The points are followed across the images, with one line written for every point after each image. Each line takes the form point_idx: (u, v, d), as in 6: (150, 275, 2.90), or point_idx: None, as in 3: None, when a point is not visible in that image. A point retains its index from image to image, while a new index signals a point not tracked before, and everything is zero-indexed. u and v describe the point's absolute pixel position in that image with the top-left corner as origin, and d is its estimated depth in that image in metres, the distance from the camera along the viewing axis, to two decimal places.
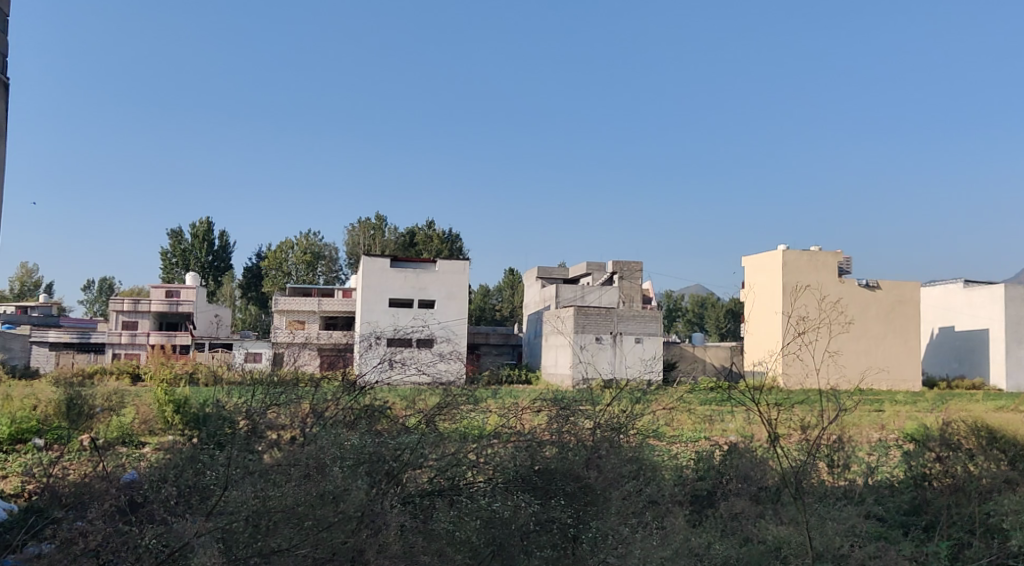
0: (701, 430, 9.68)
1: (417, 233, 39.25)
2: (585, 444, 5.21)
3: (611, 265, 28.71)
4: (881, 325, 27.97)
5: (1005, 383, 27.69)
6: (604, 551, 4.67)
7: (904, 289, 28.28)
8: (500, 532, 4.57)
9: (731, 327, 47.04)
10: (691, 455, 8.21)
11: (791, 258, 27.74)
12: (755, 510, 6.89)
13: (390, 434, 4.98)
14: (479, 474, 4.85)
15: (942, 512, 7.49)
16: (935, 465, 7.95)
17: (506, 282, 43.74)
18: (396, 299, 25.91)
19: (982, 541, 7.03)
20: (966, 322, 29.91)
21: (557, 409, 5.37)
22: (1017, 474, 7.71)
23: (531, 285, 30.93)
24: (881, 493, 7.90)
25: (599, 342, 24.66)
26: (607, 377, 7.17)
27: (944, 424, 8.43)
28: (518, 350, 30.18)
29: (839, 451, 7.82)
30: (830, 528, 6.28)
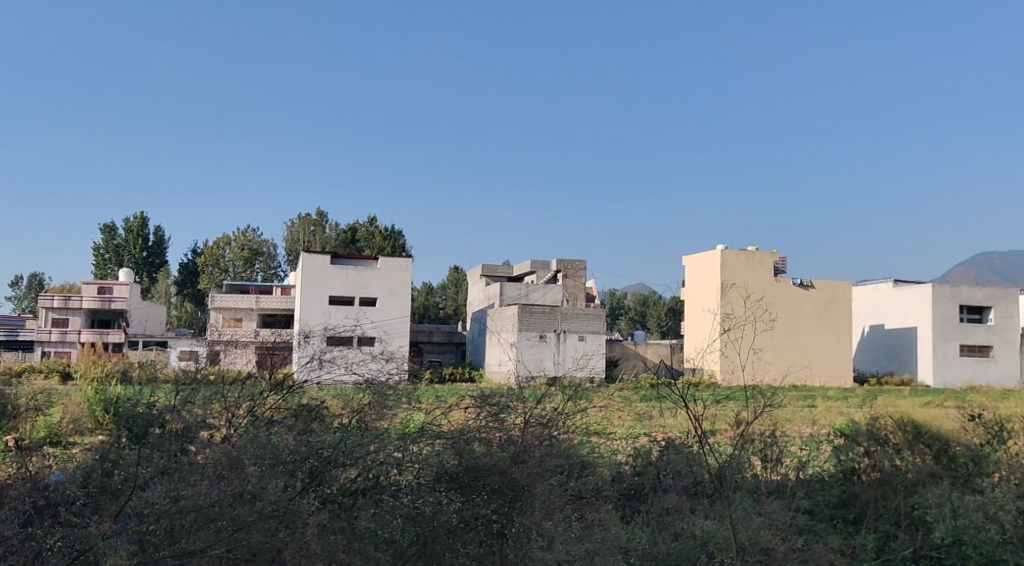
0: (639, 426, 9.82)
1: (358, 230, 38.87)
2: (512, 442, 5.15)
3: (555, 264, 28.80)
4: (814, 323, 28.62)
5: (933, 380, 28.52)
6: (530, 545, 4.67)
7: (837, 288, 28.96)
8: (422, 531, 4.68)
9: (671, 325, 48.45)
10: (630, 452, 8.29)
11: (729, 257, 28.23)
12: (687, 504, 6.94)
13: (315, 434, 4.93)
14: (404, 473, 4.85)
15: (869, 506, 7.73)
16: (863, 460, 8.14)
17: (449, 280, 43.71)
18: (337, 296, 25.61)
19: (907, 533, 7.22)
20: (895, 320, 30.78)
21: (486, 405, 5.30)
22: (942, 468, 7.91)
23: (474, 283, 30.90)
24: (811, 487, 8.02)
25: (542, 339, 24.75)
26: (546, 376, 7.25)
27: (873, 420, 8.58)
28: (460, 349, 30.14)
29: (772, 446, 7.98)
30: (754, 521, 6.34)
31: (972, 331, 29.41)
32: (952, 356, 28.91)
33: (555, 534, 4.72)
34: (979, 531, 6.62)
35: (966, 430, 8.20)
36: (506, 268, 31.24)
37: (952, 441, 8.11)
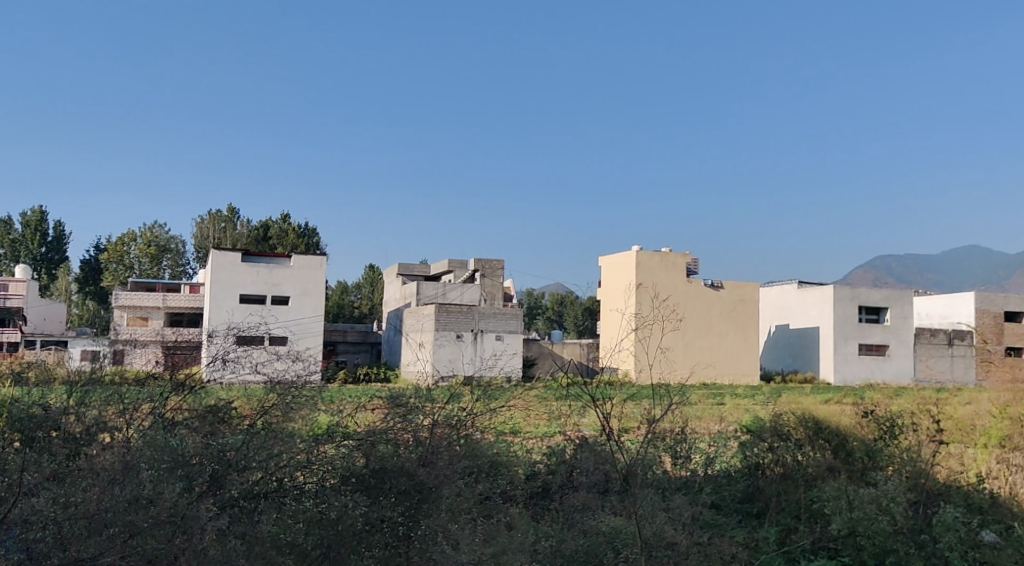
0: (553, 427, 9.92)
1: (271, 227, 38.10)
2: (420, 443, 5.13)
3: (472, 263, 28.77)
4: (724, 322, 29.35)
5: (834, 377, 29.61)
6: (434, 549, 4.71)
7: (745, 289, 29.76)
8: (326, 533, 4.62)
9: (588, 324, 49.12)
10: (544, 452, 8.39)
11: (643, 258, 28.68)
12: (596, 502, 6.99)
13: (219, 436, 4.85)
14: (308, 475, 4.83)
15: (772, 500, 7.98)
16: (767, 455, 8.40)
17: (365, 279, 43.32)
18: (248, 295, 25.08)
19: (806, 525, 7.49)
20: (799, 319, 31.83)
21: (394, 407, 5.27)
22: (842, 463, 8.19)
23: (390, 282, 30.65)
24: (718, 482, 8.23)
25: (459, 339, 24.71)
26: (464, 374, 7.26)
27: (777, 417, 8.87)
28: (376, 348, 29.84)
29: (681, 443, 8.15)
30: (659, 517, 6.45)
31: (870, 330, 30.64)
32: (852, 354, 30.09)
33: (460, 534, 4.74)
34: (872, 522, 6.89)
35: (862, 426, 8.51)
36: (423, 267, 31.09)
37: (850, 436, 8.39)
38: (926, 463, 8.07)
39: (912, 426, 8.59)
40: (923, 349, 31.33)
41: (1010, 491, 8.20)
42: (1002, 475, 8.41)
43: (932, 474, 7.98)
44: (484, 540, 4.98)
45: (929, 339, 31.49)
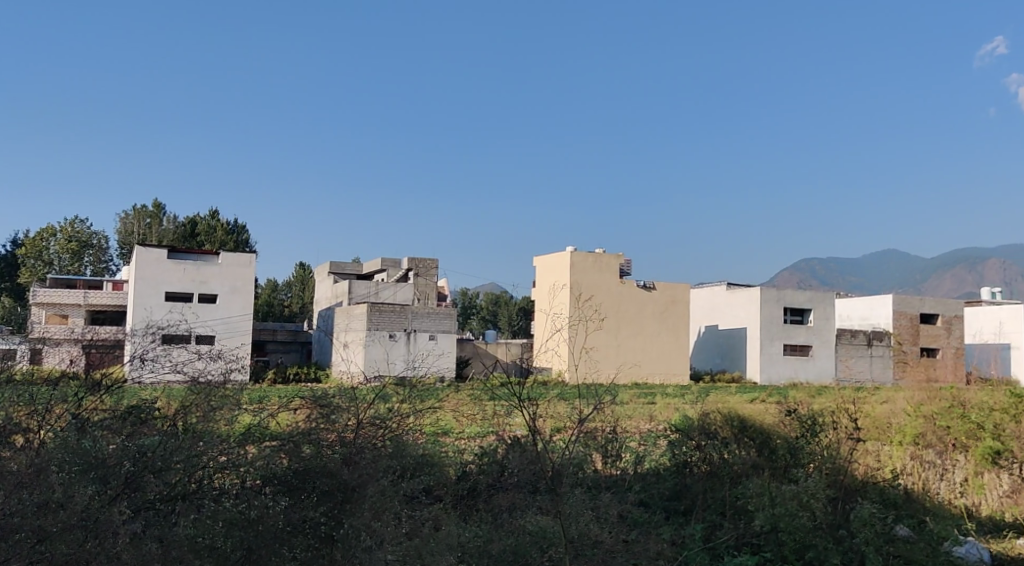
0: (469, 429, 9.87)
1: (199, 223, 37.27)
2: (343, 443, 5.08)
3: (406, 262, 28.58)
4: (655, 323, 29.75)
5: (760, 377, 30.29)
6: (357, 549, 4.68)
7: (675, 290, 30.20)
8: (246, 535, 4.61)
9: (522, 324, 49.36)
10: (476, 451, 8.44)
11: (577, 258, 28.83)
12: (525, 502, 7.00)
13: (136, 436, 4.75)
14: (223, 477, 4.76)
15: (699, 497, 8.12)
16: (695, 453, 8.54)
17: (296, 278, 42.78)
18: (174, 292, 24.53)
19: (730, 522, 7.65)
20: (727, 320, 32.44)
21: (317, 406, 5.23)
22: (765, 460, 8.39)
23: (322, 281, 30.25)
24: (646, 480, 8.33)
25: (392, 338, 24.52)
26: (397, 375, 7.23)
27: (703, 416, 9.04)
28: (305, 348, 29.40)
29: (612, 442, 8.24)
30: (586, 515, 6.49)
31: (794, 331, 31.42)
32: (777, 354, 30.82)
33: (384, 533, 4.71)
34: (793, 518, 7.01)
35: (785, 424, 8.67)
36: (355, 266, 30.77)
37: (774, 434, 8.57)
38: (846, 460, 8.30)
39: (833, 423, 8.81)
40: (844, 350, 32.26)
41: (924, 487, 8.45)
42: (915, 471, 8.66)
43: (851, 470, 8.21)
44: (409, 538, 4.95)
45: (849, 340, 32.43)
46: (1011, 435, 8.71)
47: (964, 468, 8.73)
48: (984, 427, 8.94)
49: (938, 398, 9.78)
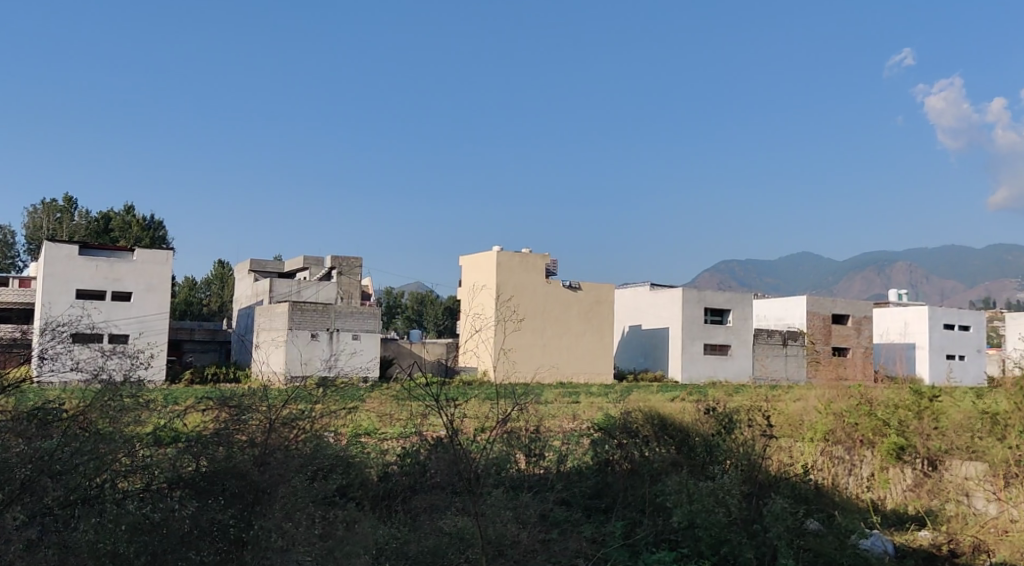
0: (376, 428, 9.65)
1: (113, 219, 36.08)
2: (255, 444, 4.97)
3: (329, 260, 28.16)
4: (580, 323, 30.02)
5: (681, 376, 30.85)
6: (263, 551, 4.63)
7: (600, 290, 30.53)
8: (151, 539, 4.52)
9: (448, 324, 49.26)
10: (396, 450, 8.35)
11: (503, 258, 28.79)
12: (444, 503, 6.78)
13: (34, 435, 4.56)
14: (130, 479, 4.72)
15: (619, 495, 8.20)
16: (616, 451, 8.58)
17: (215, 275, 41.85)
18: (86, 290, 23.65)
19: (650, 519, 7.75)
20: (650, 321, 32.91)
21: (224, 408, 5.12)
22: (684, 457, 8.54)
23: (242, 279, 29.61)
24: (569, 479, 8.27)
25: (314, 338, 24.16)
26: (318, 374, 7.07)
27: (624, 414, 9.12)
28: (224, 348, 28.73)
29: (536, 441, 8.26)
30: (504, 516, 6.44)
31: (715, 331, 32.08)
32: (697, 354, 31.43)
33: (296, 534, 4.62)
34: (709, 514, 7.14)
35: (702, 421, 8.84)
36: (277, 264, 30.22)
37: (691, 431, 8.74)
38: (759, 457, 8.49)
39: (749, 421, 8.96)
40: (761, 350, 33.13)
41: (835, 482, 8.79)
42: (826, 466, 8.92)
43: (764, 466, 8.44)
44: (323, 542, 4.92)
45: (766, 340, 33.29)
46: (915, 430, 8.68)
47: (871, 462, 8.85)
48: (889, 423, 8.89)
49: (846, 396, 9.80)
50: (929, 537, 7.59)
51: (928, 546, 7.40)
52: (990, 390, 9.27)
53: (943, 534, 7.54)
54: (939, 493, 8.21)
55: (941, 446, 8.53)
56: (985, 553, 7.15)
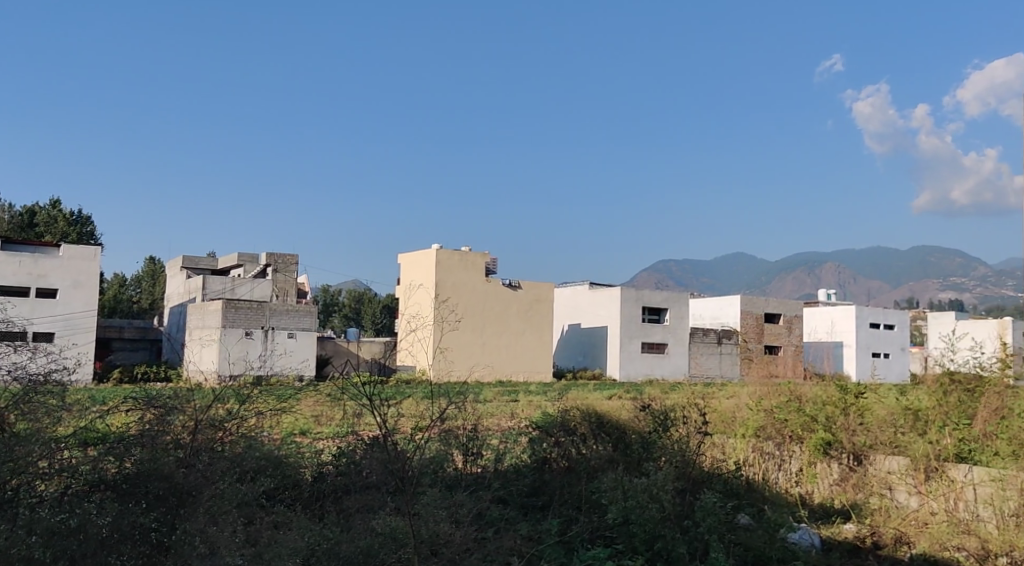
0: (309, 428, 9.48)
1: (38, 213, 34.93)
2: (181, 445, 5.09)
3: (264, 257, 27.66)
4: (520, 321, 30.08)
5: (619, 373, 31.13)
6: (187, 552, 4.53)
7: (540, 289, 30.65)
8: (70, 544, 4.37)
9: (386, 322, 48.92)
10: (331, 450, 8.20)
11: (442, 257, 28.63)
12: (379, 503, 6.67)
13: None
14: (49, 483, 4.58)
15: (556, 493, 8.16)
16: (553, 450, 8.61)
17: (145, 273, 40.86)
18: (8, 287, 22.86)
19: (586, 516, 7.70)
20: (589, 319, 33.13)
21: (150, 408, 5.16)
22: (621, 454, 8.56)
23: (174, 276, 28.93)
24: (506, 478, 8.25)
25: (249, 336, 23.73)
26: (254, 374, 6.94)
27: (563, 413, 9.10)
28: (155, 346, 28.01)
29: (473, 440, 8.27)
30: (437, 514, 6.36)
31: (652, 329, 32.45)
32: (635, 352, 31.76)
33: (217, 538, 4.57)
34: (643, 511, 7.16)
35: (639, 419, 8.97)
36: (210, 261, 29.61)
37: (627, 429, 8.83)
38: (694, 453, 8.60)
39: (683, 418, 9.14)
40: (695, 348, 33.62)
41: (765, 476, 9.00)
42: (757, 462, 9.14)
43: (698, 463, 8.54)
44: (246, 547, 4.78)
45: (701, 338, 33.79)
46: (841, 425, 8.84)
47: (800, 457, 9.06)
48: (817, 419, 9.07)
49: (778, 393, 9.96)
50: (854, 530, 7.80)
51: (853, 539, 7.58)
52: (913, 387, 9.56)
53: (866, 527, 7.76)
54: (864, 488, 8.36)
55: (865, 441, 8.67)
56: (906, 544, 7.36)
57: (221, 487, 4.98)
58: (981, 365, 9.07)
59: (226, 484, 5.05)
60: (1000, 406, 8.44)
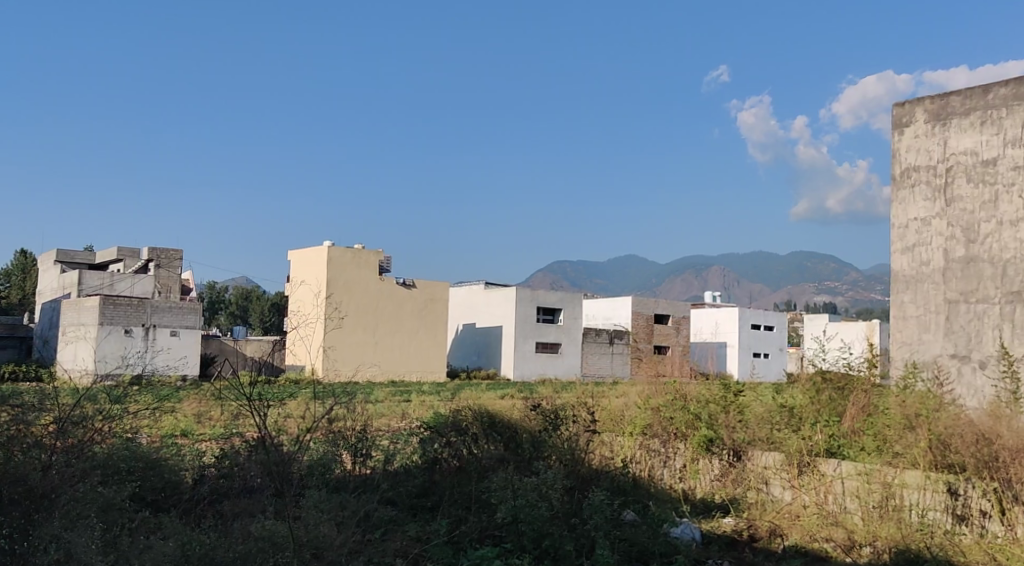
0: (191, 429, 9.14)
1: None
2: (42, 447, 5.10)
3: (146, 252, 26.55)
4: (414, 320, 29.95)
5: (513, 373, 31.33)
6: (40, 556, 4.56)
7: (435, 288, 30.60)
8: None
9: (275, 321, 47.81)
10: (216, 450, 7.98)
11: (335, 254, 28.11)
12: (260, 506, 6.49)
13: None
14: None
15: (446, 493, 8.06)
16: (444, 449, 8.51)
17: (16, 266, 38.67)
18: None
19: (475, 515, 7.61)
20: (483, 319, 33.21)
21: (7, 409, 5.14)
22: (512, 453, 8.58)
23: (48, 271, 27.51)
24: (396, 478, 8.18)
25: (128, 334, 22.77)
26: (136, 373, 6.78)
27: (454, 413, 9.09)
28: (25, 343, 26.55)
29: (362, 441, 8.19)
30: (320, 518, 6.20)
31: (546, 329, 32.80)
32: (529, 352, 32.00)
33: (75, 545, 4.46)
34: (532, 509, 7.17)
35: (529, 418, 9.05)
36: (88, 255, 28.50)
37: (519, 428, 8.85)
38: (582, 452, 8.76)
39: (573, 417, 9.31)
40: (587, 348, 34.14)
41: (650, 473, 9.27)
42: (643, 459, 9.42)
43: (587, 461, 8.68)
44: (107, 554, 4.67)
45: (593, 338, 34.34)
46: (722, 422, 9.13)
47: (684, 453, 9.29)
48: (700, 417, 9.33)
49: (664, 391, 10.13)
50: (731, 524, 8.06)
51: (730, 532, 7.86)
52: (789, 385, 9.94)
53: (744, 520, 8.04)
54: (743, 482, 8.71)
55: (744, 437, 8.96)
56: (780, 536, 7.65)
57: (81, 488, 4.99)
58: (849, 364, 9.65)
59: (86, 483, 5.11)
60: (867, 404, 8.88)
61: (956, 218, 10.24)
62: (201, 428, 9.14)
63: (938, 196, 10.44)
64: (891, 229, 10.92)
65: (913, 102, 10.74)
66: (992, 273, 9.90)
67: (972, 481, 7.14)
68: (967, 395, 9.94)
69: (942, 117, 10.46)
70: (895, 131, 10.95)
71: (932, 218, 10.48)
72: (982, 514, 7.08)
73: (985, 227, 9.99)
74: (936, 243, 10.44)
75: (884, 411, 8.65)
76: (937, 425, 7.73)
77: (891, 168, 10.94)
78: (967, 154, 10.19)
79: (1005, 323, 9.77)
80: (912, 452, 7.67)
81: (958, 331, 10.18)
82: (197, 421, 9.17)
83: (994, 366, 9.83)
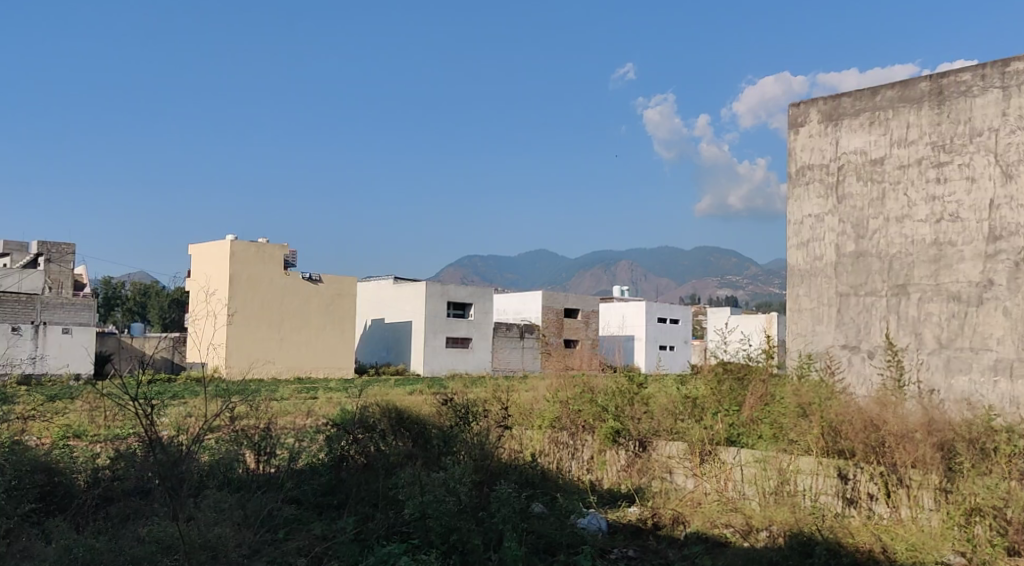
0: (84, 429, 8.80)
1: None
2: None
3: (36, 245, 25.46)
4: (321, 316, 29.52)
5: (422, 368, 31.18)
6: None
7: (342, 283, 30.23)
8: None
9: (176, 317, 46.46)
10: (110, 451, 7.72)
11: (238, 248, 27.35)
12: (153, 507, 6.33)
13: None
14: None
15: (353, 490, 7.98)
16: (351, 447, 8.42)
17: None
18: None
19: (382, 513, 7.55)
20: (392, 314, 32.96)
21: None
22: (420, 449, 8.55)
23: None
24: (300, 477, 8.05)
25: (16, 332, 21.76)
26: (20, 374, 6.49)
27: (362, 410, 9.00)
28: None
29: (267, 439, 8.02)
30: (219, 518, 6.04)
31: (456, 324, 32.75)
32: (439, 348, 31.91)
33: None
34: (439, 504, 7.11)
35: (440, 414, 9.01)
36: None
37: (428, 425, 8.80)
38: (491, 446, 8.79)
39: (483, 412, 9.32)
40: (497, 342, 34.30)
41: (559, 466, 9.43)
42: (551, 451, 9.58)
43: (496, 454, 8.71)
44: None
45: (503, 333, 34.51)
46: (628, 415, 9.28)
47: (591, 445, 9.41)
48: (607, 409, 9.45)
49: (572, 384, 10.26)
50: (636, 513, 8.23)
51: (636, 521, 8.03)
52: (692, 376, 10.20)
53: (648, 509, 8.21)
54: (648, 472, 8.89)
55: (649, 428, 9.15)
56: (682, 523, 7.87)
57: None
58: (749, 356, 9.93)
59: None
60: (765, 393, 9.16)
61: (847, 215, 10.67)
62: (94, 428, 8.80)
63: (830, 194, 10.87)
64: (788, 225, 11.31)
65: (807, 102, 11.14)
66: (880, 268, 10.35)
67: (860, 466, 7.49)
68: (856, 384, 10.41)
69: (834, 117, 10.88)
70: (791, 130, 11.35)
71: (826, 215, 10.89)
72: (869, 497, 7.42)
73: (873, 223, 10.44)
74: (829, 238, 10.86)
75: (780, 401, 8.93)
76: (829, 412, 8.04)
77: (787, 166, 11.34)
78: (857, 153, 10.62)
79: (890, 315, 10.25)
80: (806, 439, 7.97)
81: (849, 323, 10.63)
82: (92, 421, 8.84)
83: (881, 356, 10.31)
